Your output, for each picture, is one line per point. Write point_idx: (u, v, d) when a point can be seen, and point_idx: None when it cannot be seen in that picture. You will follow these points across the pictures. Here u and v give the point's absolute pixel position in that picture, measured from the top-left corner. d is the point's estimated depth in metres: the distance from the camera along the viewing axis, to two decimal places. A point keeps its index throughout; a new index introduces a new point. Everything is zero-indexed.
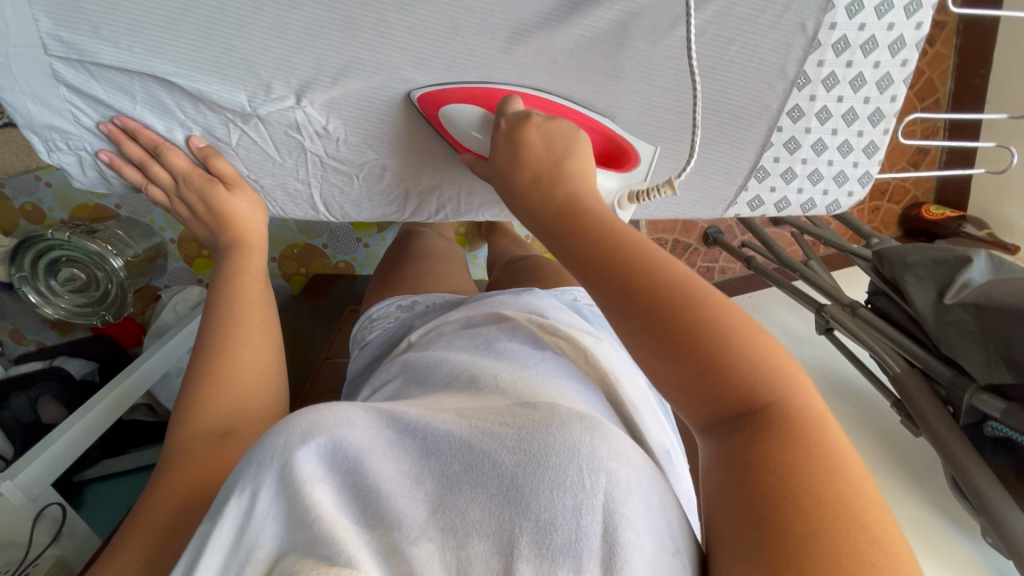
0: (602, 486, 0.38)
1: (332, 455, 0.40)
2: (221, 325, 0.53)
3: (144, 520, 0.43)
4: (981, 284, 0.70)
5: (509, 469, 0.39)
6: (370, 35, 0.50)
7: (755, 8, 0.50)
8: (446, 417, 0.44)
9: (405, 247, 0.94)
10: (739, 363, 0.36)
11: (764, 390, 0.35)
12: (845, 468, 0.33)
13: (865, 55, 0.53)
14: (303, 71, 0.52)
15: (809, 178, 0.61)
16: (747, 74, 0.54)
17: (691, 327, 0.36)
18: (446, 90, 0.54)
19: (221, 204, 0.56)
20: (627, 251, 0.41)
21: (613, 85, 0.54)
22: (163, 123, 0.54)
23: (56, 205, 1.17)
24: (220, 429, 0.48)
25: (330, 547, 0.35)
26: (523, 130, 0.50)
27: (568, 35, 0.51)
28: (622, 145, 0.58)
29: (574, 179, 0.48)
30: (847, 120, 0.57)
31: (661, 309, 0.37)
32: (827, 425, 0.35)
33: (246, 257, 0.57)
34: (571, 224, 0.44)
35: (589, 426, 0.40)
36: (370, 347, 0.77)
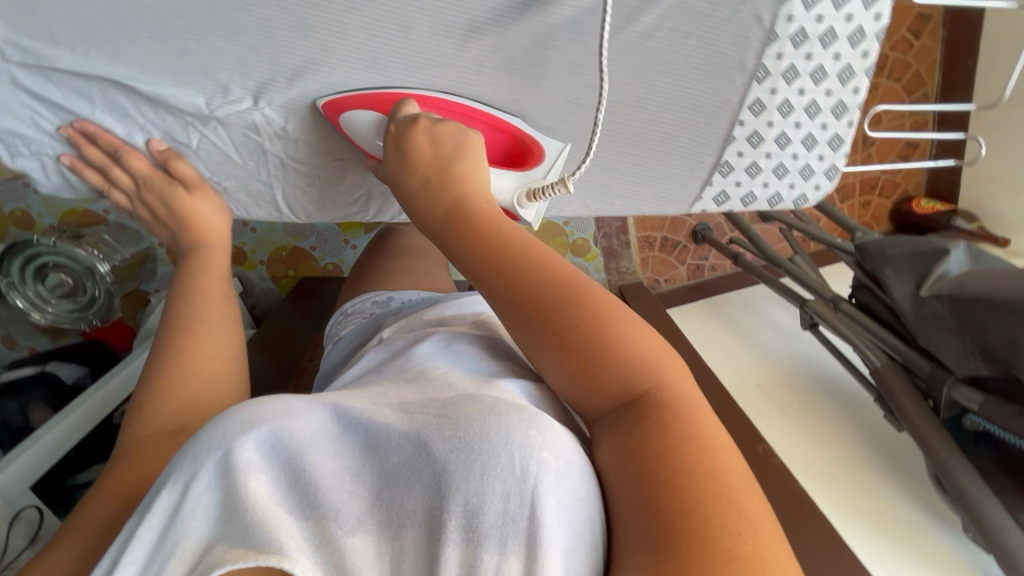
0: (531, 472, 0.35)
1: (270, 446, 0.39)
2: (179, 325, 0.53)
3: (91, 513, 0.43)
4: (956, 276, 0.69)
5: (442, 455, 0.37)
6: (325, 36, 0.50)
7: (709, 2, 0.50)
8: (388, 410, 0.42)
9: (384, 245, 0.93)
10: (621, 356, 0.40)
11: (640, 380, 0.40)
12: (712, 442, 0.37)
13: (824, 47, 0.52)
14: (259, 73, 0.52)
15: (775, 172, 0.60)
16: (705, 68, 0.54)
17: (572, 327, 0.40)
18: (349, 96, 0.54)
19: (180, 206, 0.56)
20: (507, 259, 0.44)
21: (572, 81, 0.54)
22: (123, 127, 0.54)
23: (45, 211, 1.21)
24: (173, 425, 0.49)
25: (261, 536, 0.36)
26: (410, 134, 0.51)
27: (523, 32, 0.51)
28: (527, 143, 0.58)
29: (469, 183, 0.50)
30: (810, 113, 0.56)
31: (541, 314, 0.41)
32: (700, 408, 0.40)
33: (207, 258, 0.57)
34: (462, 231, 0.47)
35: (527, 417, 0.38)
36: (344, 341, 0.77)
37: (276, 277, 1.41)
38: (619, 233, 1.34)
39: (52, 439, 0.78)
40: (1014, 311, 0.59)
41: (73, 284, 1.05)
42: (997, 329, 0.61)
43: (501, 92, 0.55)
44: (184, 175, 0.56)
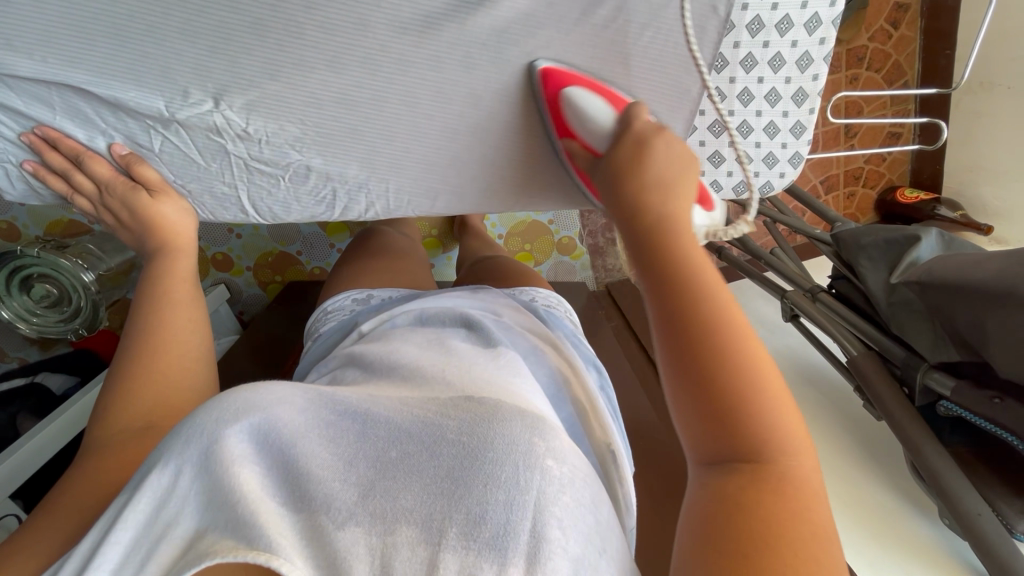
0: (536, 482, 0.38)
1: (262, 436, 0.41)
2: (146, 325, 0.53)
3: (54, 512, 0.42)
4: (927, 262, 0.69)
5: (446, 461, 0.40)
6: (281, 36, 0.50)
7: None
8: (386, 404, 0.45)
9: (363, 245, 0.92)
10: (759, 417, 0.37)
11: (778, 449, 0.37)
12: (830, 539, 0.34)
13: (782, 34, 0.54)
14: (218, 74, 0.52)
15: (739, 161, 0.62)
16: (664, 59, 0.54)
17: (744, 369, 0.38)
18: (576, 72, 0.53)
19: (146, 208, 0.56)
20: (714, 285, 0.41)
21: (532, 74, 0.54)
22: (85, 132, 0.54)
23: (30, 222, 1.22)
24: (139, 424, 0.48)
25: (254, 528, 0.36)
26: (648, 138, 0.49)
27: (480, 27, 0.51)
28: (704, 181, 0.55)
29: (678, 203, 0.47)
30: (770, 101, 0.58)
31: (720, 343, 0.38)
32: (818, 497, 0.36)
33: (173, 260, 0.57)
34: (669, 237, 0.44)
35: (531, 425, 0.41)
36: (323, 339, 0.75)
37: (263, 282, 1.42)
38: (604, 231, 1.36)
39: (35, 445, 0.79)
40: (981, 296, 0.60)
41: (58, 295, 1.05)
42: (963, 313, 0.62)
43: (463, 88, 0.55)
44: (149, 176, 0.56)
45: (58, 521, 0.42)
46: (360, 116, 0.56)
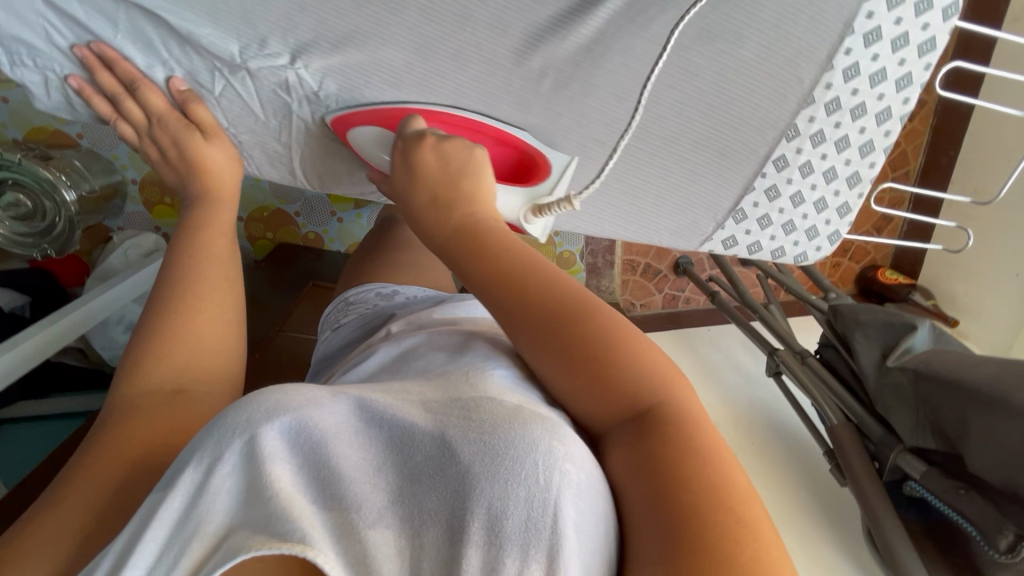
0: (554, 482, 0.37)
1: (295, 434, 0.41)
2: (182, 288, 0.54)
3: (79, 482, 0.44)
4: (922, 353, 0.73)
5: (466, 458, 0.39)
6: (378, 9, 0.49)
7: (759, 55, 0.52)
8: (413, 405, 0.43)
9: (386, 237, 1.06)
10: (623, 376, 0.42)
11: (639, 389, 0.42)
12: (723, 461, 0.39)
13: (855, 119, 0.56)
14: (302, 31, 0.50)
15: (784, 228, 0.63)
16: (744, 116, 0.56)
17: (581, 346, 0.43)
18: (353, 114, 0.55)
19: (197, 159, 0.55)
20: (528, 275, 0.47)
21: (616, 105, 0.55)
22: (145, 59, 0.51)
23: (14, 124, 1.19)
24: (171, 387, 0.50)
25: (287, 523, 0.37)
26: (418, 148, 0.53)
27: (574, 46, 0.51)
28: (533, 157, 0.58)
29: (474, 198, 0.52)
30: (827, 178, 0.60)
31: (554, 327, 0.44)
32: (703, 424, 0.41)
33: (213, 212, 0.57)
34: (486, 241, 0.49)
35: (551, 427, 0.40)
36: (343, 328, 0.86)
37: (252, 236, 1.37)
38: (605, 253, 1.39)
39: (22, 351, 0.87)
40: (972, 397, 0.64)
41: (30, 206, 1.09)
42: (947, 407, 0.67)
43: (544, 102, 0.55)
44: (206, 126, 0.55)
45: (93, 482, 0.44)
46: (435, 104, 0.55)
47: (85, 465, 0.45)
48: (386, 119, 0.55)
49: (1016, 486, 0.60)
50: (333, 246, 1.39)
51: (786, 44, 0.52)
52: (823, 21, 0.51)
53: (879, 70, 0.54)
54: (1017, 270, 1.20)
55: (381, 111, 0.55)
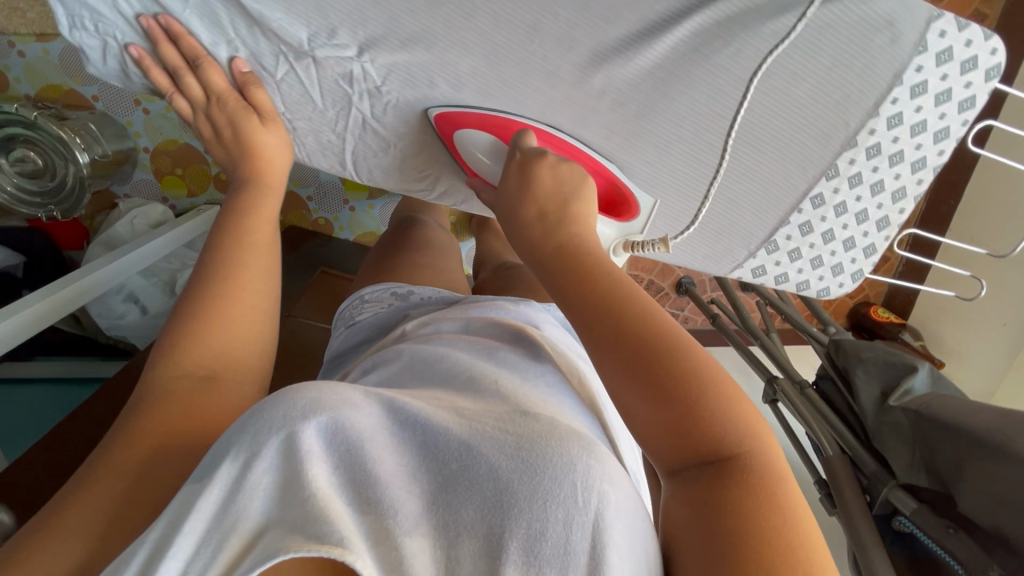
0: (593, 505, 0.39)
1: (330, 434, 0.41)
2: (221, 273, 0.53)
3: (111, 464, 0.44)
4: (922, 395, 0.77)
5: (505, 476, 0.40)
6: (451, 13, 0.50)
7: (805, 96, 0.55)
8: (445, 415, 0.45)
9: (407, 235, 1.09)
10: (712, 418, 0.43)
11: (731, 436, 0.43)
12: (802, 526, 0.39)
13: (891, 165, 0.59)
14: (374, 26, 0.51)
15: (811, 262, 0.67)
16: (785, 154, 0.59)
17: (680, 378, 0.43)
18: (462, 114, 0.58)
19: (249, 142, 0.56)
20: (637, 300, 0.48)
21: (665, 127, 0.57)
22: (210, 36, 0.51)
23: (26, 78, 1.15)
24: (204, 371, 0.50)
25: (324, 526, 0.37)
26: (537, 166, 0.55)
27: (635, 69, 0.53)
28: (623, 193, 0.65)
29: (577, 224, 0.54)
30: (858, 219, 0.62)
31: (657, 355, 0.44)
32: (785, 482, 0.42)
33: (261, 198, 0.57)
34: (588, 264, 0.51)
35: (587, 446, 0.42)
36: (358, 327, 0.88)
37: None
38: None
39: (34, 311, 0.87)
40: (971, 441, 0.67)
41: (40, 166, 1.08)
42: (946, 449, 0.69)
43: (599, 118, 0.57)
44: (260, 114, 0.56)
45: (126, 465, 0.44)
46: (492, 109, 0.58)
47: (118, 446, 0.45)
48: (497, 129, 0.59)
49: (999, 528, 0.62)
50: (342, 234, 1.39)
51: (832, 89, 0.54)
52: (874, 69, 0.53)
53: (920, 121, 0.56)
54: (1004, 320, 1.26)
55: (492, 119, 0.58)
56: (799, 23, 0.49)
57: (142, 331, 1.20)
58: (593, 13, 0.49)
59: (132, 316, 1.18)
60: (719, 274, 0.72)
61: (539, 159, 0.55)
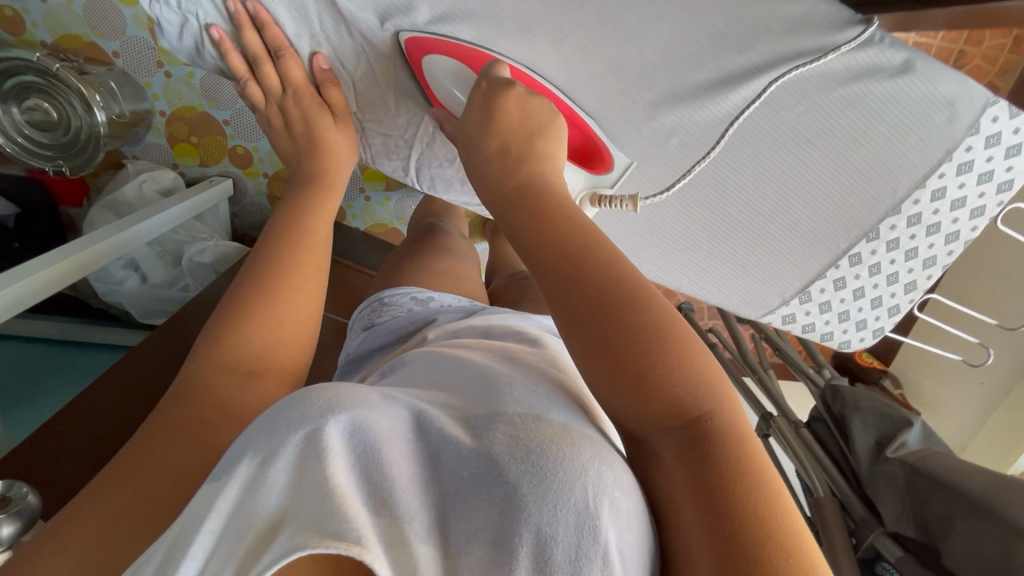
0: (602, 510, 0.36)
1: (351, 434, 0.39)
2: (269, 270, 0.52)
3: (141, 459, 0.43)
4: (918, 450, 0.80)
5: (514, 478, 0.37)
6: (541, 39, 0.51)
7: (863, 161, 0.57)
8: (456, 423, 0.43)
9: (428, 239, 1.09)
10: (674, 378, 0.38)
11: (694, 396, 0.38)
12: (773, 488, 0.36)
13: (927, 235, 0.62)
14: (459, 39, 0.52)
15: (839, 315, 0.69)
16: (836, 214, 0.61)
17: (637, 334, 0.38)
18: (437, 41, 0.52)
19: (319, 140, 0.58)
20: (590, 243, 0.42)
21: (721, 168, 0.59)
22: (296, 29, 0.52)
23: (45, 25, 1.10)
24: (244, 368, 0.49)
25: (341, 524, 0.34)
26: (502, 94, 0.48)
27: (705, 114, 0.55)
28: (598, 147, 0.58)
29: (542, 161, 0.48)
30: (888, 280, 0.66)
31: (613, 309, 0.39)
32: (753, 442, 0.38)
33: (323, 203, 0.58)
34: (541, 203, 0.45)
35: (600, 452, 0.39)
36: (378, 330, 0.87)
37: (273, 194, 1.34)
38: None
39: (49, 274, 0.84)
40: (963, 499, 0.71)
41: (54, 118, 1.04)
42: (935, 504, 0.73)
43: (662, 155, 0.59)
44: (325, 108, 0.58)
45: (160, 461, 0.43)
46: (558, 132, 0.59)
47: (143, 438, 0.44)
48: (466, 61, 0.53)
49: None
50: (353, 223, 1.37)
51: (884, 159, 0.57)
52: (927, 144, 0.56)
53: (960, 197, 0.60)
54: (980, 379, 1.32)
55: (463, 49, 0.52)
56: (827, 57, 0.48)
57: (139, 299, 1.16)
58: (678, 59, 0.51)
59: (131, 283, 1.14)
60: (749, 317, 0.75)
61: (502, 85, 0.48)
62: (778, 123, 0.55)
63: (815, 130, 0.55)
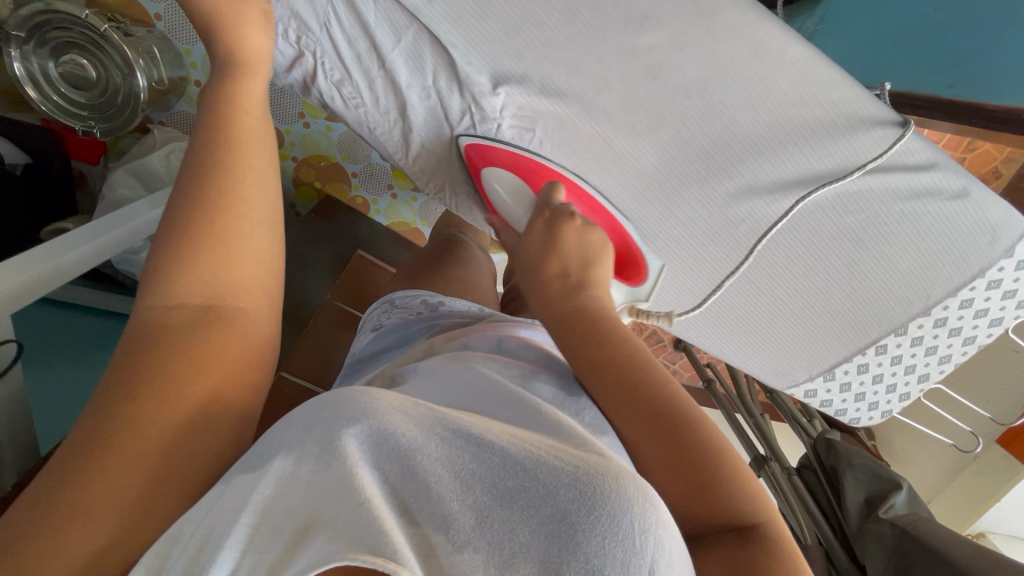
0: (649, 553, 0.34)
1: (375, 441, 0.38)
2: (212, 192, 0.53)
3: (124, 422, 0.44)
4: (905, 513, 0.85)
5: (564, 503, 0.34)
6: (640, 123, 0.56)
7: (889, 265, 0.62)
8: (498, 429, 0.40)
9: (451, 250, 1.12)
10: (724, 487, 0.46)
11: (747, 507, 0.46)
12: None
13: (948, 335, 0.67)
14: (564, 109, 0.58)
15: (855, 395, 0.75)
16: (871, 306, 0.66)
17: (691, 448, 0.47)
18: (495, 150, 0.66)
19: (224, 27, 0.55)
20: (645, 366, 0.50)
21: (776, 252, 0.64)
22: (409, 75, 0.61)
23: None
24: (202, 304, 0.50)
25: (377, 534, 0.33)
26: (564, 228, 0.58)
27: (781, 208, 0.59)
28: (635, 253, 0.67)
29: (600, 286, 0.56)
30: (905, 370, 0.71)
31: (672, 425, 0.47)
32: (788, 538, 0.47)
33: (240, 100, 0.57)
34: (600, 325, 0.52)
35: (644, 486, 0.36)
36: (384, 331, 0.90)
37: (299, 179, 1.32)
38: None
39: (107, 240, 0.81)
40: (948, 568, 0.76)
41: (92, 78, 1.00)
42: (921, 566, 0.78)
43: (729, 239, 0.64)
44: (243, 100, 0.56)
45: (146, 425, 0.45)
46: (624, 201, 0.64)
47: (124, 402, 0.45)
48: (523, 170, 0.66)
49: None
50: (376, 217, 1.40)
51: (916, 271, 0.62)
52: (967, 260, 0.61)
53: (984, 307, 0.65)
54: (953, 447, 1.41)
55: (519, 158, 0.65)
56: (872, 161, 0.54)
57: None
58: (762, 155, 0.56)
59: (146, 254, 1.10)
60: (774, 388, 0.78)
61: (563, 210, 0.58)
62: (825, 233, 0.61)
63: (869, 236, 0.60)
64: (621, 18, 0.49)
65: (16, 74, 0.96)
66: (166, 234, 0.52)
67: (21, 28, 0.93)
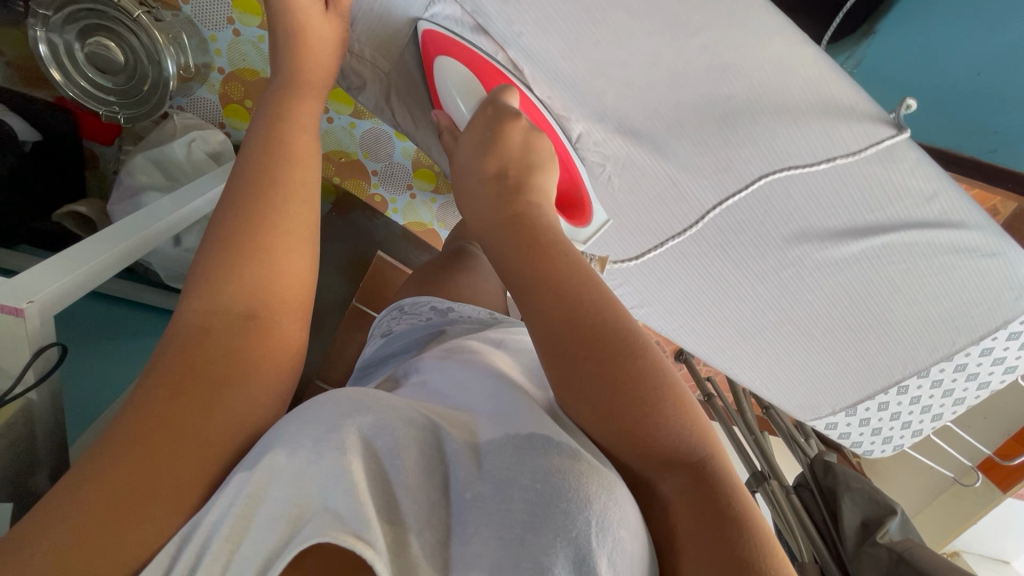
0: (607, 548, 0.36)
1: (375, 436, 0.42)
2: (259, 180, 0.54)
3: (124, 418, 0.45)
4: (906, 542, 0.70)
5: (519, 511, 0.39)
6: (711, 167, 0.64)
7: (903, 302, 0.67)
8: (463, 454, 0.44)
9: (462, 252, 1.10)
10: (666, 416, 0.44)
11: (688, 442, 0.44)
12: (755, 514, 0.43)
13: (966, 379, 0.72)
14: (637, 147, 0.66)
15: (872, 429, 0.81)
16: (895, 349, 0.71)
17: (627, 367, 0.43)
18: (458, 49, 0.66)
19: (301, 24, 0.61)
20: (582, 279, 0.47)
21: (807, 290, 0.70)
22: None
23: None
24: (242, 309, 0.50)
25: (361, 522, 0.38)
26: (507, 125, 0.54)
27: (829, 255, 0.66)
28: (580, 198, 0.74)
29: (540, 196, 0.52)
30: (922, 409, 0.76)
31: (609, 342, 0.44)
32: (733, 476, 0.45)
33: (302, 102, 0.60)
34: (537, 235, 0.48)
35: (608, 487, 0.39)
36: (393, 335, 0.88)
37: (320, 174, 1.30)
38: None
39: (148, 237, 0.79)
40: None
41: (118, 62, 0.97)
42: None
43: (776, 278, 0.71)
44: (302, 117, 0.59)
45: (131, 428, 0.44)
46: (671, 215, 0.71)
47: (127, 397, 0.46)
48: (480, 71, 0.66)
49: None
50: (393, 216, 1.35)
51: (943, 321, 0.67)
52: (994, 311, 0.65)
53: (1003, 356, 0.69)
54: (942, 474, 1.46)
55: (478, 61, 0.65)
56: (871, 150, 0.55)
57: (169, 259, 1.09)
58: (819, 203, 0.63)
59: None
60: (799, 418, 0.85)
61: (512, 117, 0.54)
62: (859, 274, 0.67)
63: (887, 281, 0.66)
64: (705, 71, 0.56)
65: (41, 53, 0.93)
66: (218, 238, 0.51)
67: (50, 5, 0.91)
